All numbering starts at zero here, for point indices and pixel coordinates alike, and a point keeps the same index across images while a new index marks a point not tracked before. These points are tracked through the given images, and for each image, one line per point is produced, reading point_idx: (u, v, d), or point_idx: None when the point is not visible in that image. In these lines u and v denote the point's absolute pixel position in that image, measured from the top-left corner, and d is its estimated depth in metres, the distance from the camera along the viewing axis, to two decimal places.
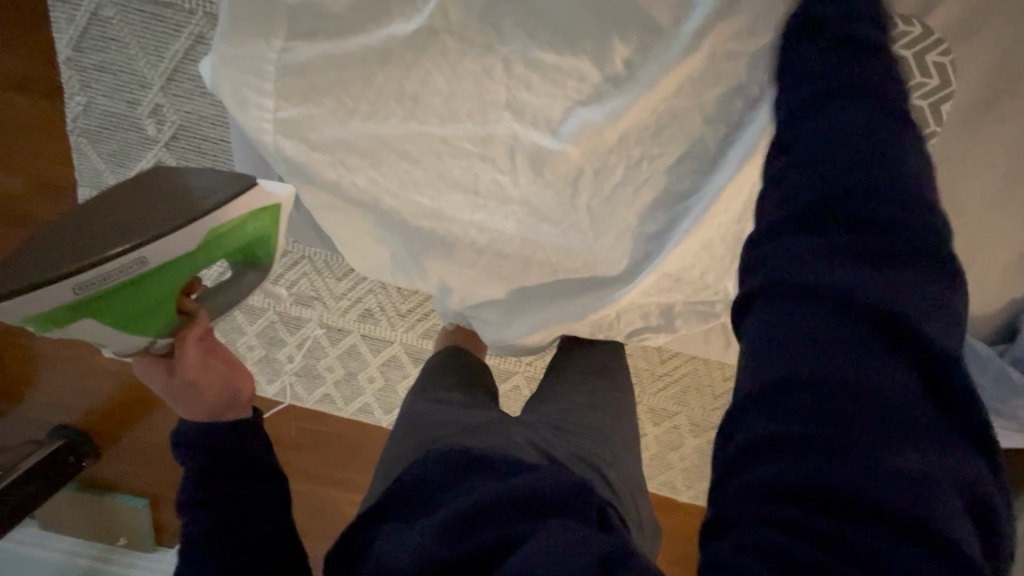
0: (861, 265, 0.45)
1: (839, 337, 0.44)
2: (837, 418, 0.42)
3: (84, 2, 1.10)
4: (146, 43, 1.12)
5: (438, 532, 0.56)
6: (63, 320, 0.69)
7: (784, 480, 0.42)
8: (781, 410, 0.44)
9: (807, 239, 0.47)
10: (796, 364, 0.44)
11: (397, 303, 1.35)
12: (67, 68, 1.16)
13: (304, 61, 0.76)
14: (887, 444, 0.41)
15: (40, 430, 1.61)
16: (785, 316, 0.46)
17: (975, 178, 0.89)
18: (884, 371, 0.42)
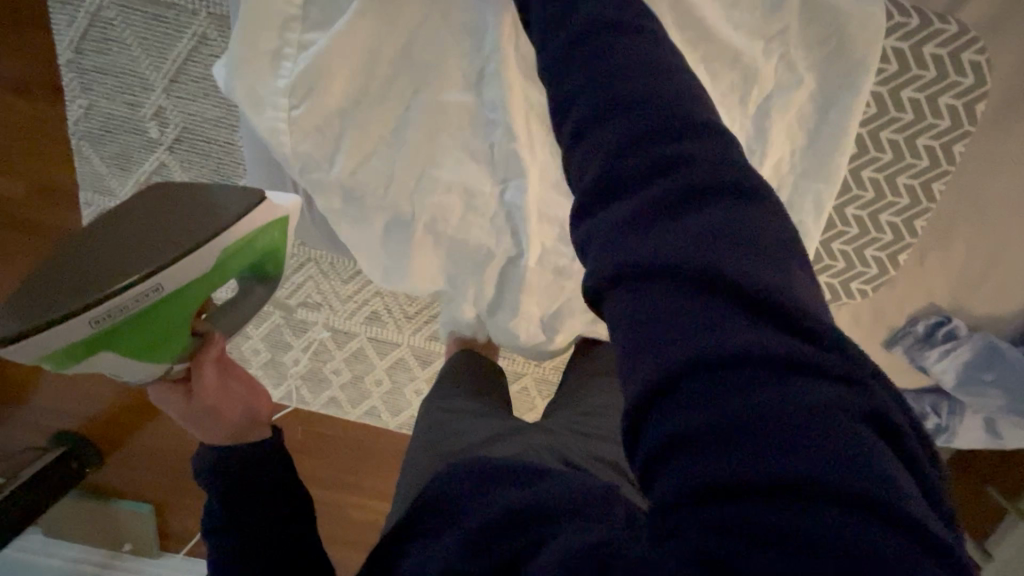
0: (704, 211, 0.38)
1: (693, 291, 0.37)
2: (710, 391, 0.35)
3: (85, 3, 1.07)
4: (149, 44, 1.09)
5: (461, 547, 0.54)
6: (76, 358, 0.66)
7: (691, 477, 0.34)
8: (662, 400, 0.36)
9: (640, 203, 0.40)
10: (665, 337, 0.36)
11: (404, 306, 1.35)
12: (68, 71, 1.13)
13: (322, 48, 0.64)
14: (766, 392, 0.34)
15: (42, 436, 1.59)
16: (640, 285, 0.38)
17: (1009, 181, 0.81)
18: (740, 327, 0.36)
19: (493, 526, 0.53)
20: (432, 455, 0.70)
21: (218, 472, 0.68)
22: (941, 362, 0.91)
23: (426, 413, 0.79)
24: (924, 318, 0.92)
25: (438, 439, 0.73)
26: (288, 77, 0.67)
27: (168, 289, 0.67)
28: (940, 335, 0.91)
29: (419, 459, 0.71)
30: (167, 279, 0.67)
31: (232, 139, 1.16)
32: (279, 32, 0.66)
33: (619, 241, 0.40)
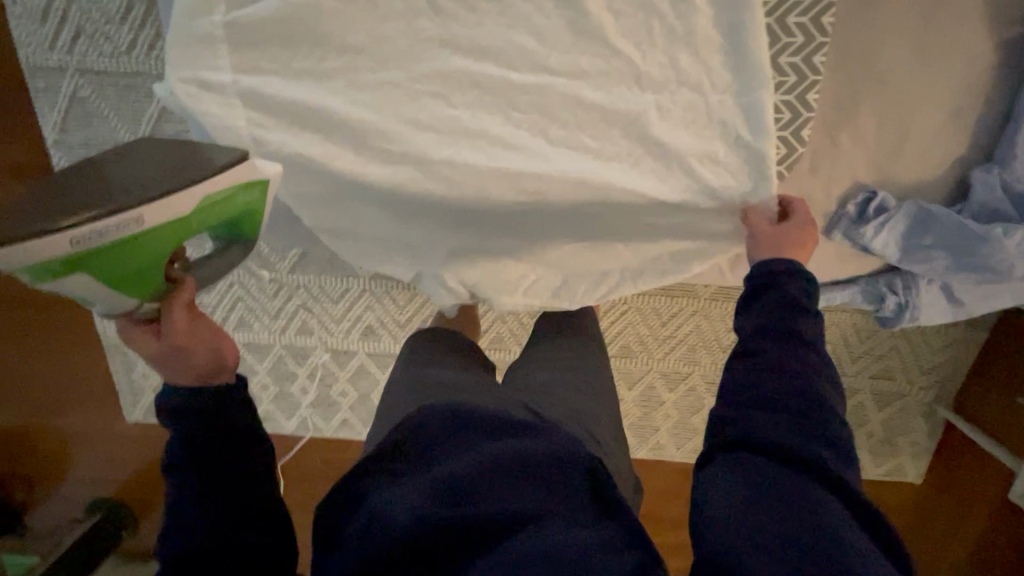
0: (807, 359, 0.52)
1: (800, 422, 0.48)
2: (797, 479, 0.44)
3: (63, 86, 1.18)
4: (123, 112, 1.19)
5: (430, 495, 0.55)
6: (48, 278, 0.55)
7: (753, 525, 0.42)
8: (752, 470, 0.46)
9: (772, 329, 0.54)
10: (773, 430, 0.47)
11: (395, 315, 1.39)
12: (58, 150, 1.24)
13: (255, 22, 0.56)
14: (837, 513, 0.42)
15: (77, 508, 1.61)
16: (753, 392, 0.51)
17: (895, 60, 0.67)
18: (833, 447, 0.47)
19: (461, 479, 0.55)
20: (415, 400, 0.72)
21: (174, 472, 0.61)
22: (878, 238, 0.74)
23: (403, 371, 0.80)
24: (851, 196, 0.75)
25: (417, 390, 0.74)
26: (229, 55, 0.58)
27: (151, 224, 0.57)
28: (870, 210, 0.73)
29: (394, 411, 0.73)
30: (153, 213, 0.56)
31: None
32: (201, 14, 0.56)
33: (738, 369, 0.54)
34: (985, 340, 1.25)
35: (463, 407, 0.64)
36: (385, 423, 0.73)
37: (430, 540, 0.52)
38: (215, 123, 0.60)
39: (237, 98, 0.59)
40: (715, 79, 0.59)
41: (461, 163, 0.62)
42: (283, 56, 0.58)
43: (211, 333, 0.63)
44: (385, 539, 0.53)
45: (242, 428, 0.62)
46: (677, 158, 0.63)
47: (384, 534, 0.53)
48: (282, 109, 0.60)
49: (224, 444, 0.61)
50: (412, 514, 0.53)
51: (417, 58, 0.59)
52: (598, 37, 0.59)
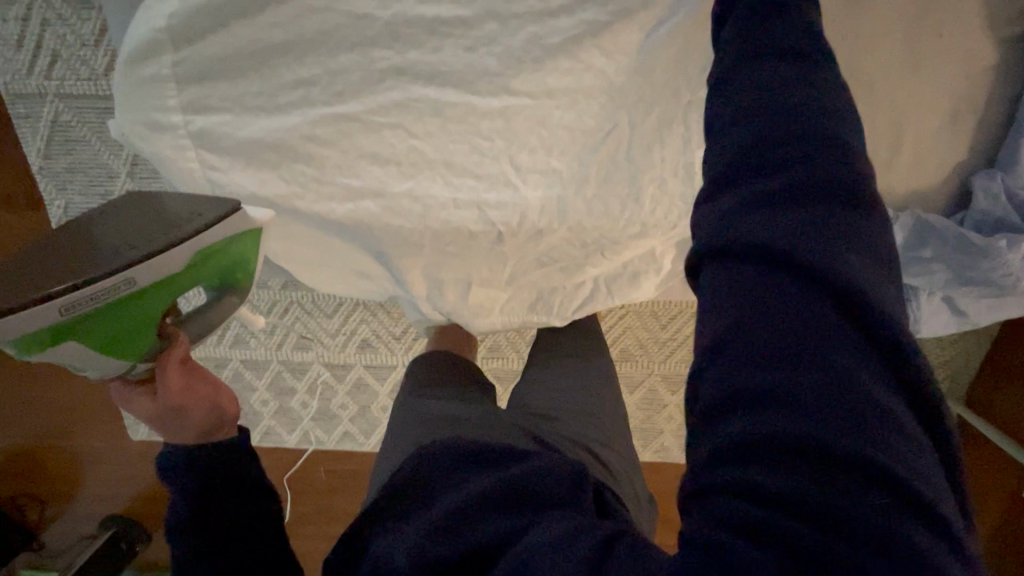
0: (811, 145, 0.35)
1: (800, 232, 0.33)
2: (805, 310, 0.32)
3: (44, 113, 1.16)
4: (105, 136, 1.18)
5: (424, 536, 0.52)
6: (37, 348, 0.52)
7: (743, 381, 0.32)
8: (742, 291, 0.34)
9: (764, 112, 0.37)
10: (779, 236, 0.33)
11: (390, 328, 1.38)
12: (43, 176, 1.23)
13: (205, 60, 0.54)
14: (853, 352, 0.31)
15: (90, 524, 1.62)
16: (753, 179, 0.35)
17: (891, 60, 0.62)
18: (846, 260, 0.32)
19: (458, 513, 0.52)
20: (413, 435, 0.70)
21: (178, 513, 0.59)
22: None
23: (404, 402, 0.78)
24: None
25: (417, 424, 0.72)
26: (178, 95, 0.56)
27: (143, 283, 0.54)
28: None
29: (394, 447, 0.71)
30: (143, 272, 0.54)
31: None
32: (150, 55, 0.54)
33: (733, 124, 0.38)
34: (998, 333, 1.21)
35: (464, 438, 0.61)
36: (388, 461, 0.71)
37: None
38: (169, 164, 0.58)
39: (188, 140, 0.57)
40: (684, 92, 0.57)
41: (422, 196, 0.60)
42: (235, 93, 0.56)
43: (206, 389, 0.61)
44: None
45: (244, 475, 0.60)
46: (645, 176, 0.60)
47: None
48: (236, 149, 0.57)
49: (229, 491, 0.59)
50: (408, 555, 0.51)
51: (375, 89, 0.56)
52: (564, 53, 0.55)
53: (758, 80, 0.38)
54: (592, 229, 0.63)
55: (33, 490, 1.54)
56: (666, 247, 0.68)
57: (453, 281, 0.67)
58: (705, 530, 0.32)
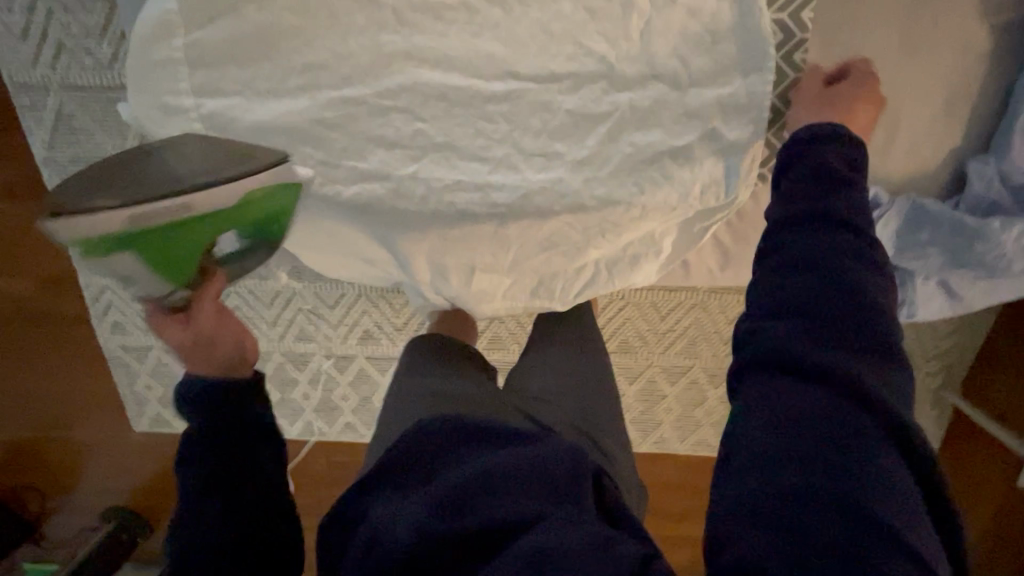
0: (839, 268, 0.43)
1: (834, 338, 0.40)
2: (842, 394, 0.39)
3: (49, 104, 1.17)
4: (108, 126, 1.18)
5: (424, 510, 0.52)
6: (95, 250, 0.51)
7: (782, 443, 0.38)
8: (785, 386, 0.40)
9: (806, 240, 0.45)
10: (815, 345, 0.40)
11: (392, 319, 1.39)
12: (48, 168, 1.24)
13: (217, 44, 0.55)
14: (878, 440, 0.37)
15: (93, 516, 1.62)
16: (794, 292, 0.43)
17: (888, 48, 0.64)
18: (868, 365, 0.40)
19: (459, 492, 0.53)
20: (412, 413, 0.71)
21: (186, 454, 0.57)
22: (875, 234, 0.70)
23: (400, 382, 0.79)
24: None
25: (414, 404, 0.73)
26: (189, 78, 0.57)
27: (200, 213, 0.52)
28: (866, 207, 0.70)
29: (393, 424, 0.72)
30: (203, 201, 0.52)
31: None
32: (162, 38, 0.55)
33: (782, 247, 0.46)
34: (993, 323, 1.22)
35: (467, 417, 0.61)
36: (386, 435, 0.72)
37: (430, 563, 0.50)
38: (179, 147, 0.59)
39: (199, 123, 0.58)
40: (687, 76, 0.58)
41: (427, 179, 0.61)
42: (244, 77, 0.57)
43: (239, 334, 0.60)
44: (388, 558, 0.51)
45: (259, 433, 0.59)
46: (647, 160, 0.61)
47: (386, 553, 0.51)
48: (244, 132, 0.58)
49: (244, 446, 0.57)
50: (414, 529, 0.51)
51: (381, 72, 0.57)
52: (569, 38, 0.57)
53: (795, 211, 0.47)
54: (594, 212, 0.64)
55: (34, 482, 1.56)
56: (666, 231, 0.68)
57: (456, 264, 0.67)
58: (740, 549, 0.35)
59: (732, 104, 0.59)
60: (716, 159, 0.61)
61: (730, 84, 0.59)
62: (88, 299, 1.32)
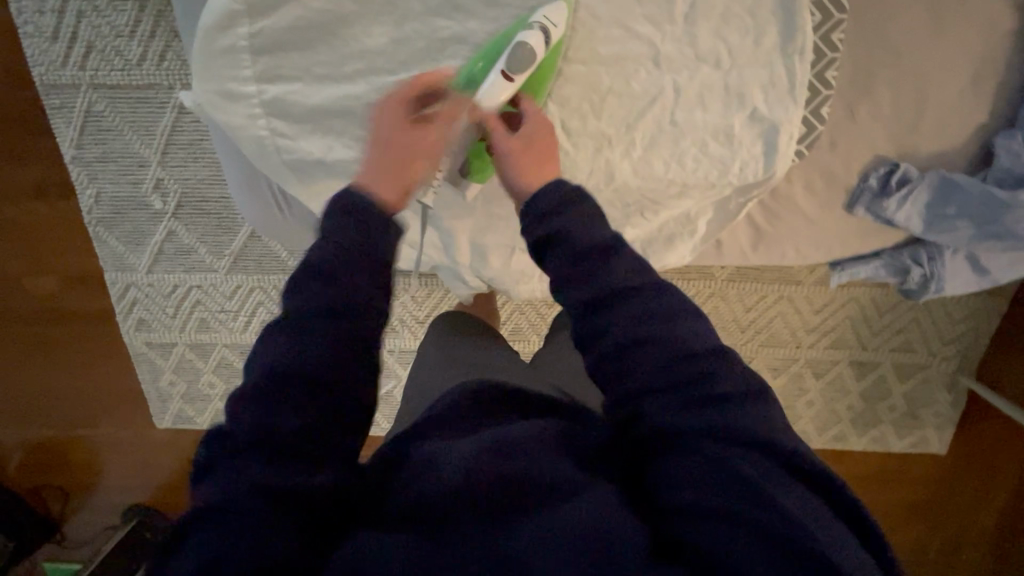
0: (668, 336, 0.45)
1: (694, 408, 0.43)
2: (729, 455, 0.41)
3: (78, 103, 1.16)
4: (138, 125, 1.18)
5: (481, 450, 0.45)
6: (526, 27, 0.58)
7: (696, 518, 0.40)
8: (684, 455, 0.43)
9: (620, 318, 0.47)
10: (687, 414, 0.43)
11: (414, 311, 1.40)
12: (75, 167, 1.22)
13: (281, 32, 0.59)
14: (778, 479, 0.40)
15: (114, 518, 1.53)
16: (630, 369, 0.46)
17: (916, 29, 0.66)
18: (740, 414, 0.42)
19: (519, 439, 0.46)
20: (445, 377, 0.71)
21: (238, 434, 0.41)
22: (902, 210, 0.72)
23: (427, 353, 0.78)
24: (872, 168, 0.72)
25: (447, 370, 0.73)
26: (252, 66, 0.60)
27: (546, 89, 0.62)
28: (893, 183, 0.71)
29: (423, 393, 0.71)
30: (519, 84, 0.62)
31: (226, 194, 1.23)
32: (227, 27, 0.58)
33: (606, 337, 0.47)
34: (1005, 309, 1.26)
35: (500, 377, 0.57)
36: (414, 406, 0.70)
37: (490, 500, 0.43)
38: (240, 132, 0.61)
39: (260, 108, 0.61)
40: (726, 56, 0.61)
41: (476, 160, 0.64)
42: (305, 64, 0.60)
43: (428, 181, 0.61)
44: (422, 494, 0.44)
45: (332, 407, 0.44)
46: (688, 139, 0.63)
47: (424, 486, 0.44)
48: (304, 116, 0.61)
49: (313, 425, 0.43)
50: (459, 462, 0.44)
51: (437, 56, 0.61)
52: (615, 22, 0.61)
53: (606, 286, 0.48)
54: (635, 190, 0.66)
55: (57, 481, 1.49)
56: (701, 209, 0.71)
57: (496, 245, 0.72)
58: None
59: (772, 82, 0.62)
60: (758, 135, 0.63)
61: (767, 64, 0.62)
62: (115, 296, 1.32)
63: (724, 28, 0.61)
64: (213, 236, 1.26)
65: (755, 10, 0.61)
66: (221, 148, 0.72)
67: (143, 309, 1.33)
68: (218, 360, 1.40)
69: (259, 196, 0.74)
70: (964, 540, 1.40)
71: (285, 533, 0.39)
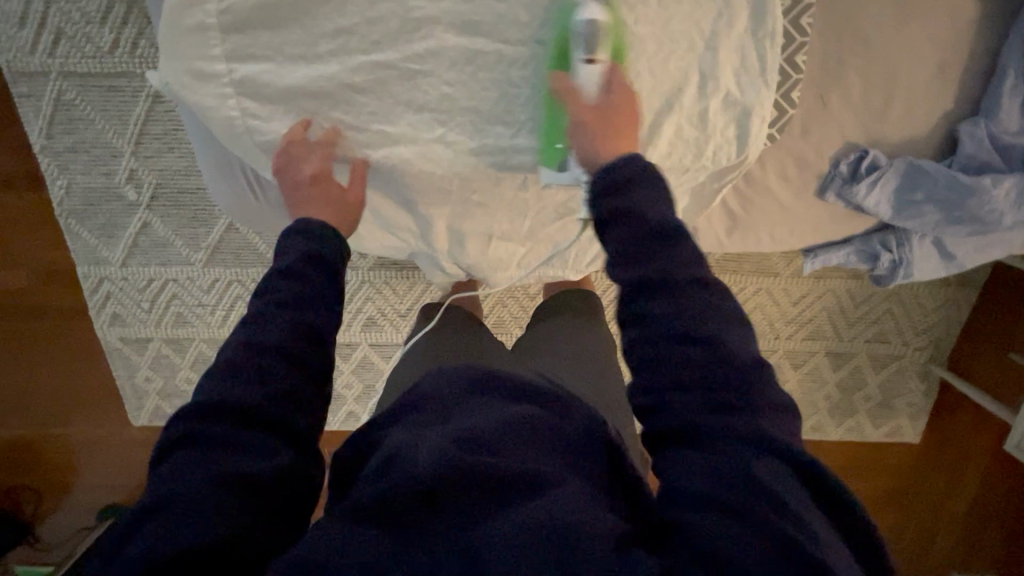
0: (692, 304, 0.47)
1: (712, 379, 0.44)
2: (738, 433, 0.42)
3: (46, 90, 1.12)
4: (109, 113, 1.14)
5: (451, 442, 0.45)
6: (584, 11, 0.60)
7: (697, 488, 0.41)
8: (700, 446, 0.42)
9: (660, 283, 0.48)
10: (714, 412, 0.43)
11: (396, 304, 1.39)
12: (44, 157, 1.17)
13: (250, 10, 0.58)
14: (783, 479, 0.40)
15: (86, 518, 1.49)
16: (660, 359, 0.46)
17: (883, 16, 0.68)
18: (749, 386, 0.44)
19: (489, 432, 0.46)
20: (421, 363, 0.72)
21: (207, 412, 0.46)
22: (871, 196, 0.73)
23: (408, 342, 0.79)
24: (843, 155, 0.73)
25: (425, 355, 0.74)
26: (222, 44, 0.59)
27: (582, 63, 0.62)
28: (863, 169, 0.72)
29: (401, 378, 0.70)
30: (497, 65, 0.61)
31: (203, 185, 1.21)
32: (196, 4, 0.57)
33: (648, 302, 0.48)
34: (975, 298, 1.29)
35: (478, 369, 0.56)
36: (390, 392, 0.70)
37: (456, 495, 0.42)
38: (211, 112, 0.60)
39: (231, 87, 0.60)
40: (701, 40, 0.62)
41: (453, 142, 0.63)
42: (276, 43, 0.59)
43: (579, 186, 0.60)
44: (401, 488, 0.43)
45: (293, 385, 0.49)
46: (666, 122, 0.64)
47: (398, 477, 0.44)
48: (276, 96, 0.61)
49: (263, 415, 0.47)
50: (433, 456, 0.44)
51: (411, 37, 0.60)
52: (590, 4, 0.61)
53: (648, 250, 0.50)
54: None
55: (27, 482, 1.45)
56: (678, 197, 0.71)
57: (474, 231, 0.72)
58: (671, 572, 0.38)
59: (745, 67, 0.63)
60: (732, 119, 0.64)
61: (741, 49, 0.63)
62: (87, 291, 1.29)
63: (699, 12, 0.62)
64: (190, 229, 1.24)
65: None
66: (192, 130, 0.71)
67: (116, 304, 1.31)
68: (195, 356, 1.37)
69: (232, 179, 0.73)
70: (937, 526, 1.44)
71: (241, 509, 0.43)
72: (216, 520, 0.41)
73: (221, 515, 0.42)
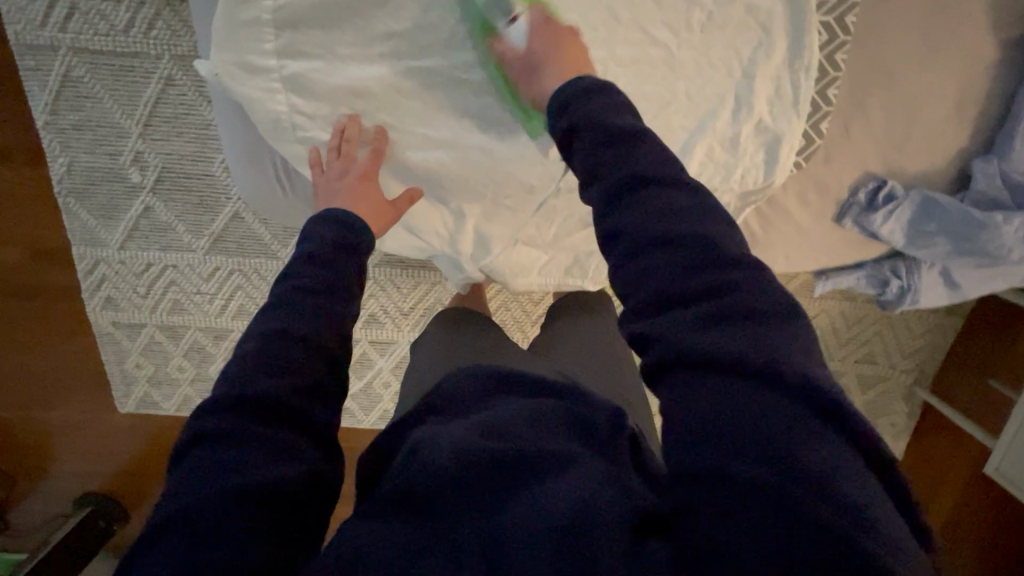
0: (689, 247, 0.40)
1: (724, 330, 0.37)
2: (757, 394, 0.35)
3: (54, 66, 1.08)
4: (119, 94, 1.11)
5: (472, 431, 0.46)
6: None
7: (705, 463, 0.34)
8: (698, 382, 0.37)
9: (657, 223, 0.42)
10: (710, 343, 0.37)
11: (399, 303, 1.39)
12: (47, 134, 1.14)
13: (305, 7, 0.58)
14: (809, 436, 0.33)
15: (63, 504, 1.46)
16: (648, 271, 0.41)
17: (910, 54, 0.71)
18: (773, 331, 0.37)
19: (510, 424, 0.46)
20: (440, 364, 0.72)
21: (226, 409, 0.45)
22: (886, 225, 0.76)
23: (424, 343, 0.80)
24: (862, 184, 0.76)
25: (442, 356, 0.74)
26: (275, 39, 0.59)
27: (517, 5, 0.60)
28: (880, 199, 0.75)
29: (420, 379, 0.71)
30: None
31: (211, 172, 1.19)
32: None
33: (644, 250, 0.42)
34: (961, 326, 1.34)
35: (505, 369, 0.56)
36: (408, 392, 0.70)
37: (475, 485, 0.42)
38: (258, 106, 0.60)
39: (279, 82, 0.60)
40: (740, 68, 0.64)
41: (492, 150, 0.66)
42: (328, 41, 0.60)
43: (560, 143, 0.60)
44: (426, 480, 0.43)
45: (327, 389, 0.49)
46: (700, 142, 0.66)
47: (421, 470, 0.44)
48: (324, 94, 0.61)
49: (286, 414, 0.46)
50: (456, 447, 0.44)
51: (460, 45, 0.61)
52: (637, 25, 0.62)
53: (643, 197, 0.43)
54: None
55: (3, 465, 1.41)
56: None
57: (500, 236, 0.73)
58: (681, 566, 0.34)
59: (779, 96, 0.66)
60: (762, 144, 0.67)
61: (777, 78, 0.65)
62: (82, 273, 1.26)
63: (740, 40, 0.64)
64: (195, 215, 1.22)
65: (768, 25, 0.64)
66: (224, 118, 0.71)
67: (112, 287, 1.28)
68: (190, 345, 1.35)
69: (261, 168, 0.72)
70: None
71: (258, 516, 0.41)
72: (237, 530, 0.40)
73: (236, 526, 0.40)
